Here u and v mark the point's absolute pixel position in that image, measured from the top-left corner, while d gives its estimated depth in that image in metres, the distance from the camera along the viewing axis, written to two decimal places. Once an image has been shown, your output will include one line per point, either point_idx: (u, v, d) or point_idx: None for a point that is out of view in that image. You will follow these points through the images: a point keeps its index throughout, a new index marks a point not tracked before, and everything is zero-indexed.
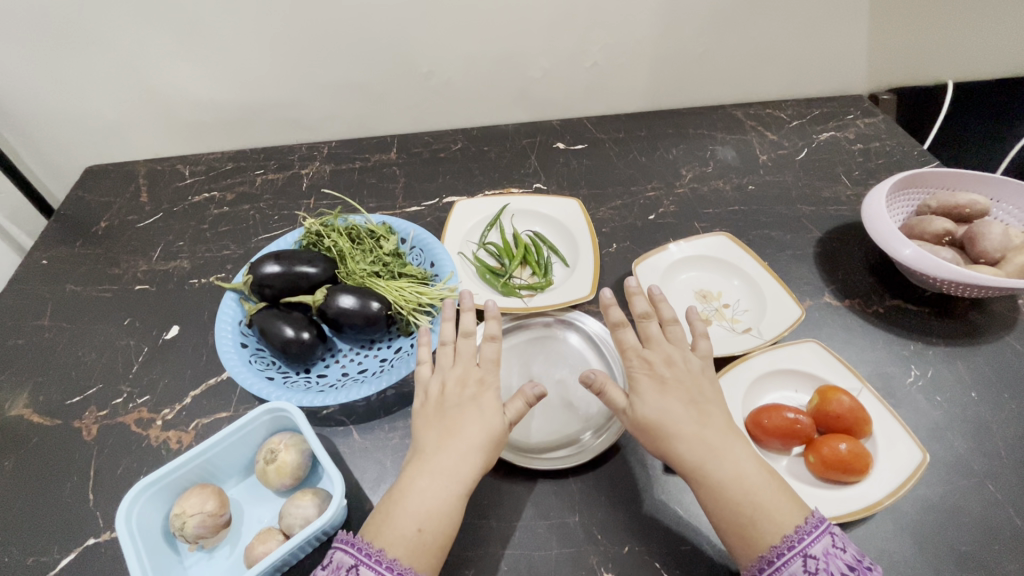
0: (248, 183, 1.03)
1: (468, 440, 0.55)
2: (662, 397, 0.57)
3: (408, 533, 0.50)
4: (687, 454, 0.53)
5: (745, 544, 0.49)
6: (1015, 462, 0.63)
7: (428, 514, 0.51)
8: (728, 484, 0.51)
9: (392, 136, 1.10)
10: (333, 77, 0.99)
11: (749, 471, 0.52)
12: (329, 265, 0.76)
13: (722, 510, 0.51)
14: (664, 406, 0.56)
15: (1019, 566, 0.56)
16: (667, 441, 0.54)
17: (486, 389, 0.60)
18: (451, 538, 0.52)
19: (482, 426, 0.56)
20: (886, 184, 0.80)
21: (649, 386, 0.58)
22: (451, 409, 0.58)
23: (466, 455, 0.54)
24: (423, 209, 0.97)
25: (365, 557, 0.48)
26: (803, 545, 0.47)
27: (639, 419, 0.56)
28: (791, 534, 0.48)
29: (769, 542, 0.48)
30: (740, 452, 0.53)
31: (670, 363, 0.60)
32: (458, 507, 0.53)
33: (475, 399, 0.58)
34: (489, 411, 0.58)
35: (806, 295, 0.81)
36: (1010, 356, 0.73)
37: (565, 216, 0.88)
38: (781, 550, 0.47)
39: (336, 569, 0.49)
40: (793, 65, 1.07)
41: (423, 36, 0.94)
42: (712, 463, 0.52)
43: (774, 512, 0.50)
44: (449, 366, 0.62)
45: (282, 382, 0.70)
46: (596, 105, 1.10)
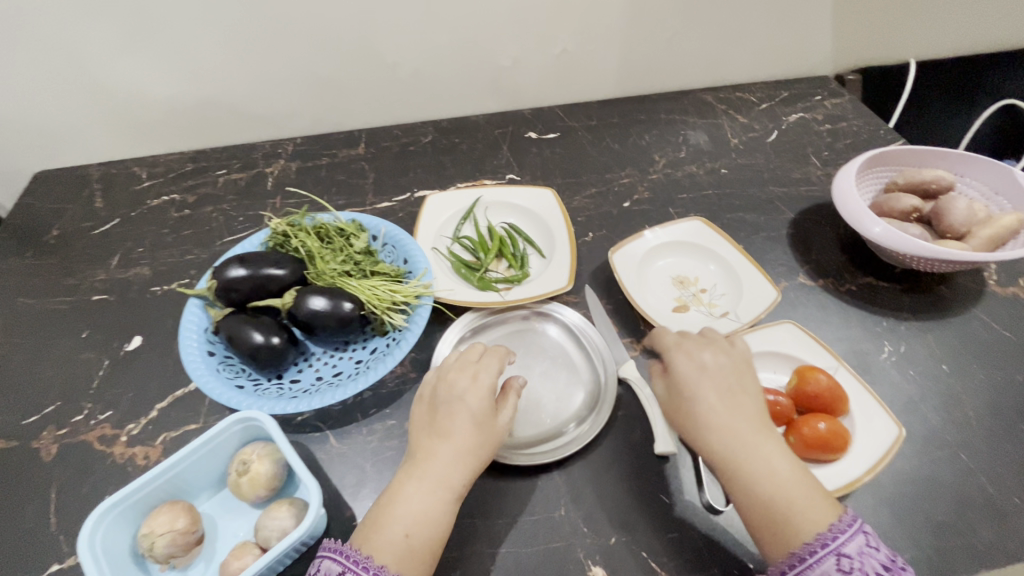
0: (210, 184, 0.99)
1: (459, 443, 0.54)
2: (702, 386, 0.56)
3: (395, 539, 0.49)
4: (721, 444, 0.53)
5: (776, 539, 0.49)
6: (985, 430, 0.65)
7: (420, 521, 0.50)
8: (760, 477, 0.51)
9: (359, 130, 1.06)
10: (295, 70, 0.95)
11: (779, 464, 0.51)
12: (298, 267, 0.74)
13: (751, 503, 0.50)
14: (700, 395, 0.56)
15: (992, 532, 0.57)
16: (701, 429, 0.54)
17: (482, 388, 0.58)
18: (442, 543, 0.51)
19: (474, 429, 0.55)
20: (854, 163, 0.81)
21: (690, 373, 0.58)
22: (444, 411, 0.56)
23: (457, 459, 0.53)
24: (394, 204, 0.95)
25: (352, 564, 0.47)
26: (837, 543, 0.47)
27: (678, 408, 0.57)
28: (825, 532, 0.48)
29: (802, 538, 0.48)
30: (773, 445, 0.53)
31: (711, 352, 0.59)
32: (447, 513, 0.52)
33: (465, 397, 0.57)
34: (482, 411, 0.56)
35: (781, 277, 0.81)
36: (977, 327, 0.74)
37: (539, 206, 0.87)
38: (814, 547, 0.47)
39: None
40: (761, 47, 1.07)
41: (387, 25, 0.91)
42: (746, 455, 0.52)
43: (803, 509, 0.49)
44: (456, 363, 0.61)
45: (253, 390, 0.67)
46: (567, 94, 1.08)
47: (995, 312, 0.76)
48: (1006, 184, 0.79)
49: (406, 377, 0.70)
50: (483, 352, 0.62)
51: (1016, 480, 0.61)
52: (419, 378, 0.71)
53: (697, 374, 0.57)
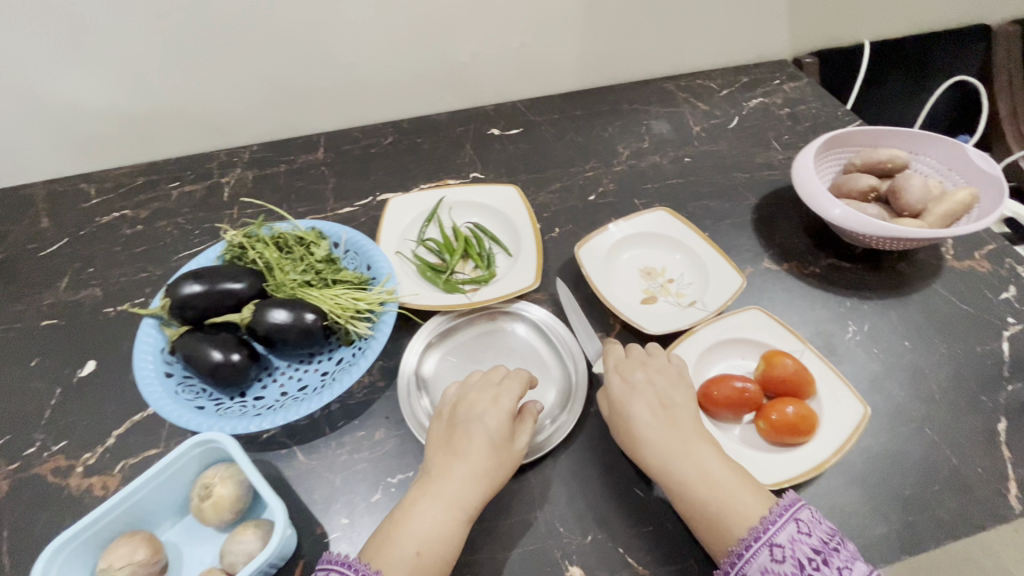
0: (163, 198, 0.95)
1: (476, 464, 0.55)
2: (632, 403, 0.59)
3: (406, 556, 0.49)
4: (652, 456, 0.56)
5: (715, 540, 0.51)
6: (948, 403, 0.66)
7: (430, 539, 0.51)
8: (688, 483, 0.53)
9: (317, 134, 1.04)
10: (245, 75, 0.92)
11: (713, 468, 0.54)
12: (256, 279, 0.72)
13: (687, 509, 0.53)
14: (631, 411, 0.58)
15: (957, 503, 0.59)
16: (633, 444, 0.57)
17: (500, 411, 0.58)
18: (451, 561, 0.51)
19: (492, 451, 0.56)
20: (813, 145, 0.82)
21: (620, 391, 0.60)
22: (461, 431, 0.57)
23: (472, 480, 0.54)
24: (356, 209, 0.92)
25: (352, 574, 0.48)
26: (768, 535, 0.49)
27: (614, 424, 0.60)
28: (756, 526, 0.50)
29: (736, 536, 0.50)
30: (703, 451, 0.55)
31: (645, 368, 0.62)
32: (457, 533, 0.52)
33: (484, 418, 0.57)
34: (500, 434, 0.57)
35: (746, 263, 0.82)
36: (938, 302, 0.76)
37: (503, 204, 0.85)
38: (748, 542, 0.49)
39: None
40: (719, 33, 1.07)
41: (337, 24, 0.88)
42: (676, 462, 0.55)
43: (736, 508, 0.51)
44: (477, 383, 0.62)
45: (215, 410, 0.65)
46: (528, 88, 1.07)
47: (954, 286, 0.77)
48: (958, 160, 0.81)
49: (373, 386, 0.69)
50: (504, 375, 0.62)
51: (980, 450, 0.62)
52: (387, 386, 0.69)
53: (627, 389, 0.60)
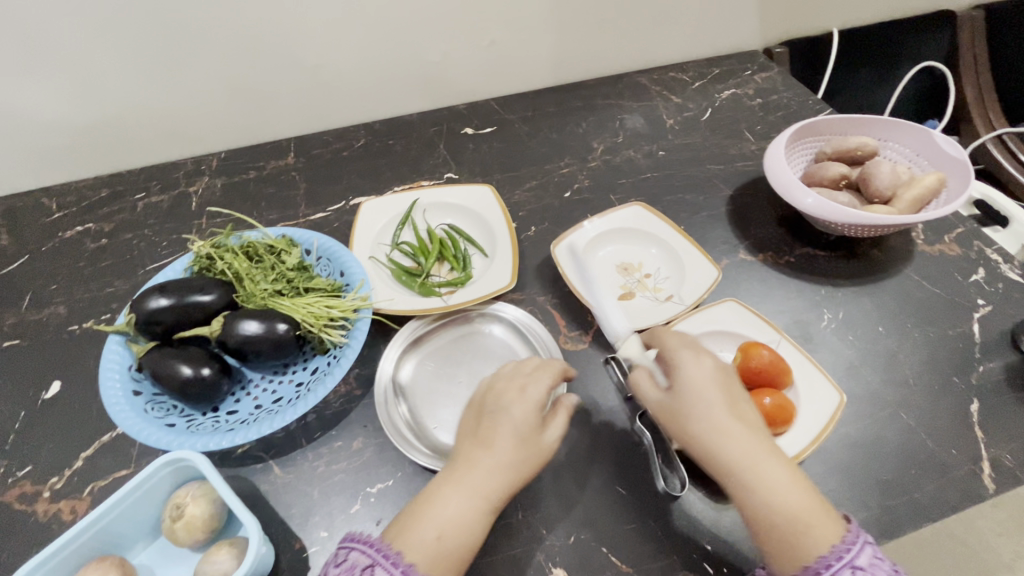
0: (128, 210, 0.92)
1: (501, 453, 0.52)
2: (710, 391, 0.53)
3: (425, 540, 0.48)
4: (736, 452, 0.50)
5: (791, 552, 0.47)
6: (922, 386, 0.67)
7: (451, 530, 0.49)
8: (771, 488, 0.49)
9: (287, 139, 1.02)
10: (208, 80, 0.89)
11: (786, 478, 0.50)
12: (226, 290, 0.70)
13: (766, 514, 0.48)
14: (703, 399, 0.53)
15: (934, 485, 0.59)
16: (713, 435, 0.51)
17: (529, 399, 0.55)
18: (471, 552, 0.49)
19: (519, 440, 0.53)
20: (783, 135, 0.82)
21: (697, 376, 0.54)
22: (489, 419, 0.54)
23: (496, 470, 0.51)
24: (329, 214, 0.91)
25: (383, 558, 0.47)
26: (851, 556, 0.46)
27: (681, 411, 0.53)
28: (838, 544, 0.46)
29: (816, 552, 0.46)
30: (776, 457, 0.51)
31: (710, 355, 0.56)
32: (481, 524, 0.50)
33: (510, 408, 0.54)
34: (527, 425, 0.54)
35: (722, 255, 0.82)
36: (910, 287, 0.77)
37: (477, 204, 0.84)
38: (829, 560, 0.46)
39: (350, 568, 0.47)
40: (690, 26, 1.07)
41: (302, 25, 0.86)
42: (760, 463, 0.50)
43: (813, 522, 0.47)
44: (509, 372, 0.59)
45: (186, 427, 0.63)
46: (501, 86, 1.06)
47: (925, 270, 0.78)
48: (925, 146, 0.82)
49: (351, 395, 0.68)
50: (537, 365, 0.59)
51: (954, 432, 0.63)
52: (364, 395, 0.68)
53: (706, 375, 0.54)
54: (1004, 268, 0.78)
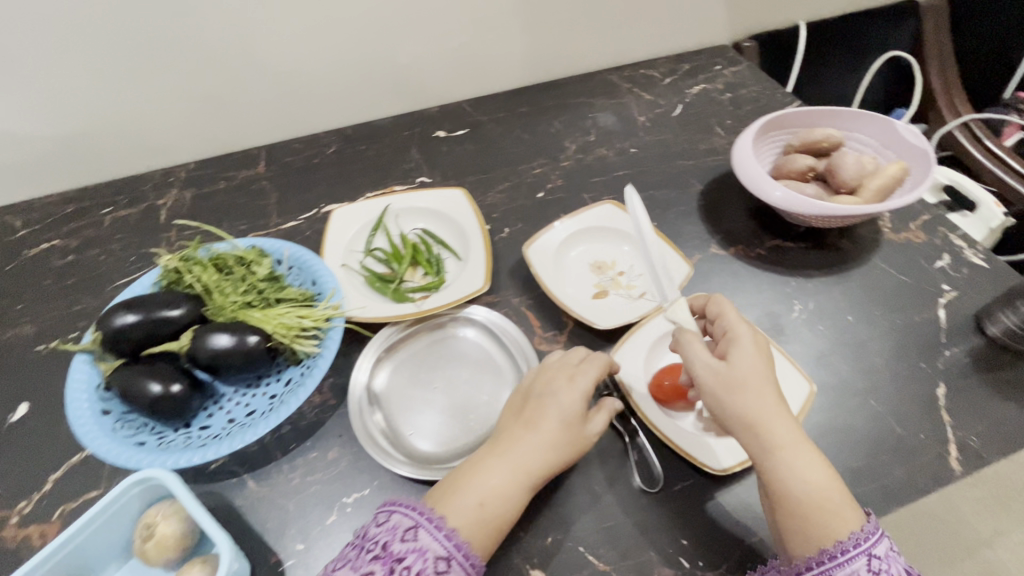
0: (95, 225, 0.91)
1: (545, 435, 0.56)
2: (764, 371, 0.54)
3: (468, 506, 0.52)
4: (784, 432, 0.51)
5: (813, 533, 0.49)
6: (891, 373, 0.68)
7: (492, 501, 0.53)
8: (807, 472, 0.50)
9: (258, 147, 1.00)
10: (172, 90, 0.88)
11: (817, 466, 0.51)
12: (195, 304, 0.69)
13: (800, 494, 0.50)
14: (751, 380, 0.53)
15: (903, 471, 0.60)
16: (764, 413, 0.52)
17: (575, 387, 0.59)
18: (508, 524, 0.53)
19: (562, 426, 0.57)
20: (750, 130, 0.83)
21: (755, 356, 0.54)
22: (536, 402, 0.59)
23: (539, 450, 0.56)
24: (301, 223, 0.90)
25: (424, 520, 0.51)
26: (869, 545, 0.48)
27: (734, 384, 0.53)
28: (857, 532, 0.48)
29: (834, 537, 0.48)
30: (809, 446, 0.52)
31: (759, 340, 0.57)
32: (519, 499, 0.54)
33: (558, 394, 0.59)
34: (571, 414, 0.58)
35: (694, 250, 0.82)
36: (878, 275, 0.78)
37: (449, 207, 0.84)
38: (846, 545, 0.48)
39: (393, 528, 0.50)
40: (658, 23, 1.08)
41: (266, 31, 0.85)
42: (802, 447, 0.51)
43: (835, 509, 0.49)
44: (556, 362, 0.63)
45: (157, 445, 0.62)
46: (473, 87, 1.06)
47: (892, 258, 0.80)
48: (889, 135, 0.83)
49: (326, 405, 0.67)
50: (585, 358, 0.63)
51: (922, 417, 0.64)
52: (339, 404, 0.67)
53: (756, 360, 0.54)
54: (968, 253, 0.79)
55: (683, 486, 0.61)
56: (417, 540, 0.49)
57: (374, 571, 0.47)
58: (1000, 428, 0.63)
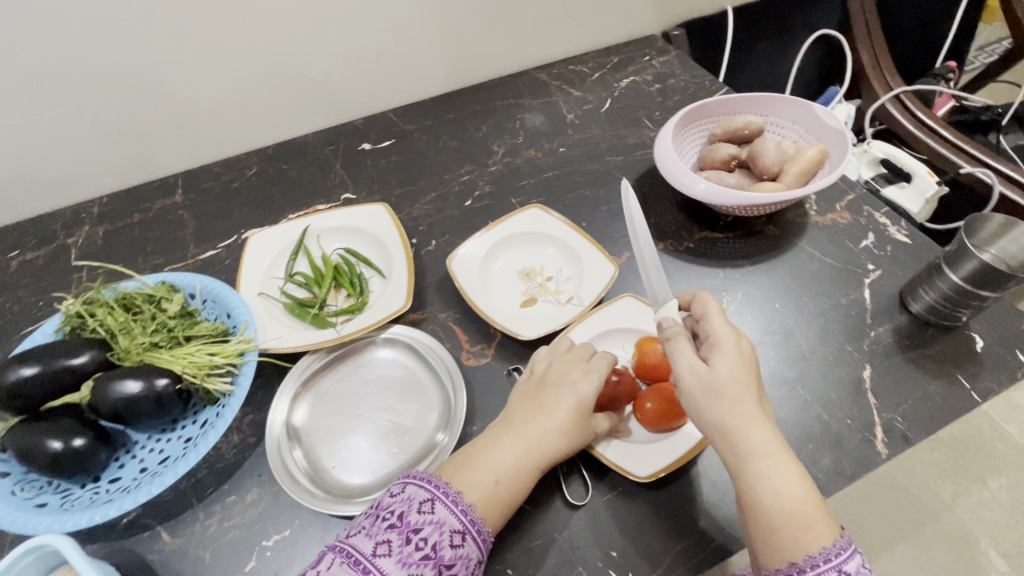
0: (1, 271, 0.86)
1: (560, 421, 0.57)
2: (745, 376, 0.51)
3: (483, 481, 0.53)
4: (761, 441, 0.49)
5: (785, 547, 0.47)
6: (817, 359, 0.68)
7: (501, 486, 0.53)
8: (782, 485, 0.48)
9: (174, 175, 0.96)
10: (71, 124, 0.83)
11: (794, 476, 0.49)
12: (98, 350, 0.65)
13: (771, 507, 0.48)
14: (734, 384, 0.51)
15: (830, 458, 0.60)
16: (741, 421, 0.50)
17: (591, 373, 0.60)
18: (519, 502, 0.55)
19: (577, 412, 0.57)
20: (671, 122, 0.82)
21: (738, 362, 0.52)
22: (551, 388, 0.60)
23: (554, 435, 0.56)
24: (220, 251, 0.87)
25: (441, 493, 0.51)
26: (839, 561, 0.46)
27: (714, 390, 0.50)
28: (829, 548, 0.46)
29: (805, 551, 0.46)
30: (786, 457, 0.50)
31: (743, 343, 0.53)
32: (529, 481, 0.55)
33: (574, 382, 0.59)
34: (587, 401, 0.58)
35: (624, 248, 0.81)
36: (804, 261, 0.78)
37: (371, 223, 0.82)
38: (815, 561, 0.46)
39: (410, 501, 0.50)
40: (581, 17, 1.06)
41: (166, 55, 0.81)
42: (779, 457, 0.49)
43: (810, 523, 0.47)
44: (570, 355, 0.63)
45: (61, 505, 0.59)
46: (396, 96, 1.02)
47: (818, 242, 0.80)
48: (808, 118, 0.83)
49: (244, 444, 0.64)
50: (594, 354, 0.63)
51: (848, 402, 0.64)
52: (259, 441, 0.65)
53: (738, 367, 0.51)
54: (892, 230, 0.80)
55: (613, 494, 0.60)
56: (433, 513, 0.50)
57: (391, 540, 0.47)
58: (924, 406, 0.64)
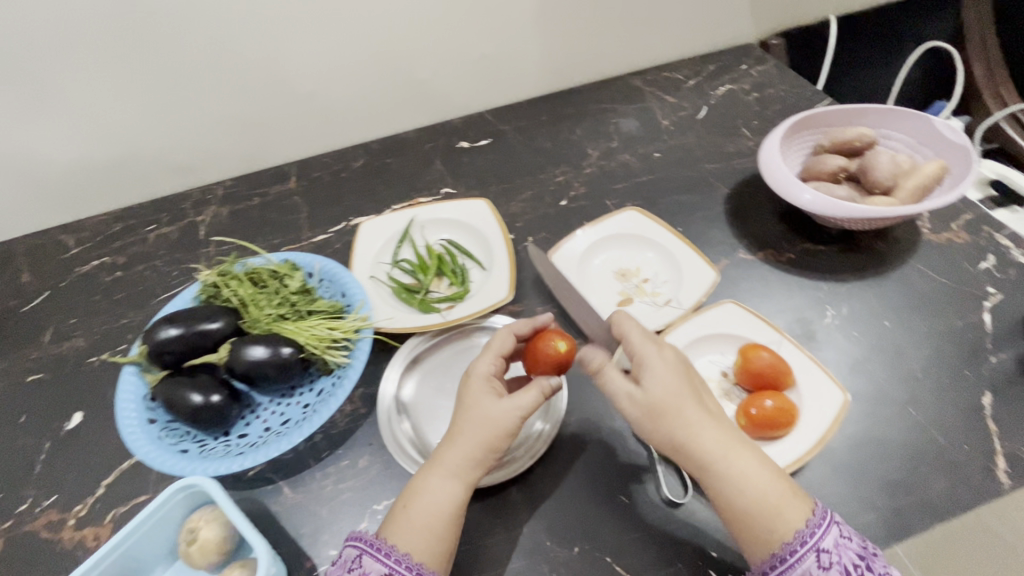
0: (140, 242, 0.96)
1: (462, 446, 0.55)
2: (679, 385, 0.54)
3: (413, 522, 0.52)
4: (713, 444, 0.52)
5: (761, 538, 0.50)
6: (931, 381, 0.66)
7: (437, 513, 0.53)
8: (742, 480, 0.51)
9: (288, 163, 1.04)
10: (205, 110, 0.91)
11: (755, 468, 0.52)
12: (232, 317, 0.72)
13: (741, 507, 0.50)
14: (668, 391, 0.54)
15: (944, 483, 0.58)
16: (690, 429, 0.53)
17: (472, 374, 0.59)
18: (456, 527, 0.54)
19: (481, 435, 0.55)
20: (778, 131, 0.81)
21: (667, 374, 0.55)
22: (453, 414, 0.58)
23: (462, 461, 0.55)
24: (330, 236, 0.93)
25: (368, 546, 0.51)
26: (816, 540, 0.48)
27: (651, 411, 0.54)
28: (803, 529, 0.49)
29: (782, 540, 0.49)
30: (744, 453, 0.52)
31: (670, 355, 0.57)
32: (458, 504, 0.54)
33: (464, 405, 0.57)
34: (473, 400, 0.57)
35: (721, 255, 0.81)
36: (915, 279, 0.75)
37: (474, 217, 0.86)
38: (793, 546, 0.49)
39: (346, 561, 0.52)
40: (680, 25, 1.06)
41: (291, 52, 0.88)
42: (736, 454, 0.52)
43: (780, 510, 0.50)
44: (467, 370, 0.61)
45: (199, 453, 0.65)
46: (494, 97, 1.06)
47: (931, 260, 0.77)
48: (926, 133, 0.80)
49: (356, 414, 0.69)
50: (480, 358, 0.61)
51: (964, 427, 0.62)
52: (369, 413, 0.70)
53: (670, 372, 0.55)
54: (1014, 253, 0.76)
55: None
56: (363, 567, 0.51)
57: None
58: None
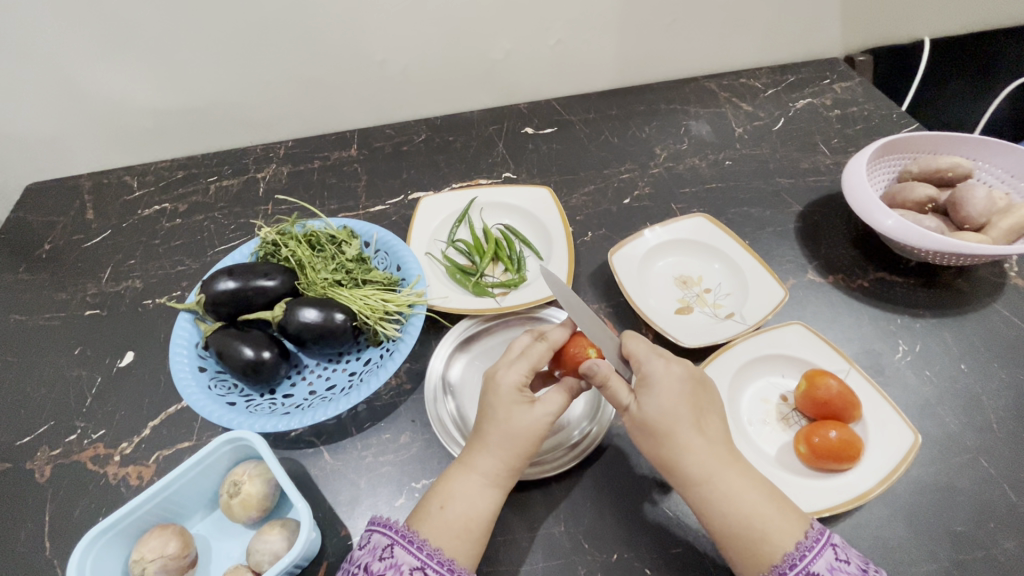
0: (201, 192, 0.97)
1: (495, 448, 0.53)
2: (680, 399, 0.52)
3: (447, 523, 0.51)
4: (697, 466, 0.51)
5: (749, 559, 0.48)
6: (1007, 434, 0.62)
7: (471, 515, 0.51)
8: (729, 502, 0.49)
9: (352, 131, 1.03)
10: (279, 68, 0.91)
11: (742, 489, 0.50)
12: (288, 276, 0.71)
13: (723, 527, 0.49)
14: (664, 409, 0.52)
15: (1016, 543, 0.55)
16: (685, 447, 0.51)
17: (501, 379, 0.55)
18: (491, 526, 0.52)
19: (514, 439, 0.53)
20: (866, 152, 0.77)
21: (666, 392, 0.52)
22: (480, 415, 0.56)
23: (495, 463, 0.53)
24: (387, 208, 0.93)
25: (400, 537, 0.49)
26: (805, 563, 0.46)
27: (646, 427, 0.52)
28: (793, 552, 0.47)
29: (772, 561, 0.47)
30: (734, 473, 0.51)
31: (675, 366, 0.55)
32: (493, 504, 0.52)
33: (493, 408, 0.54)
34: (506, 408, 0.54)
35: (788, 274, 0.78)
36: (997, 324, 0.71)
37: (536, 206, 0.84)
38: (783, 570, 0.46)
39: (373, 549, 0.50)
40: (766, 30, 1.01)
41: (370, 22, 0.87)
42: (721, 477, 0.50)
43: (772, 531, 0.48)
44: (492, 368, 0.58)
45: (245, 407, 0.65)
46: (564, 86, 1.04)
47: (1017, 306, 0.72)
48: None
49: (400, 389, 0.69)
50: (507, 358, 0.57)
51: None
52: (414, 389, 0.69)
53: (671, 387, 0.53)
54: None
55: None
56: (393, 558, 0.48)
57: None
58: None
